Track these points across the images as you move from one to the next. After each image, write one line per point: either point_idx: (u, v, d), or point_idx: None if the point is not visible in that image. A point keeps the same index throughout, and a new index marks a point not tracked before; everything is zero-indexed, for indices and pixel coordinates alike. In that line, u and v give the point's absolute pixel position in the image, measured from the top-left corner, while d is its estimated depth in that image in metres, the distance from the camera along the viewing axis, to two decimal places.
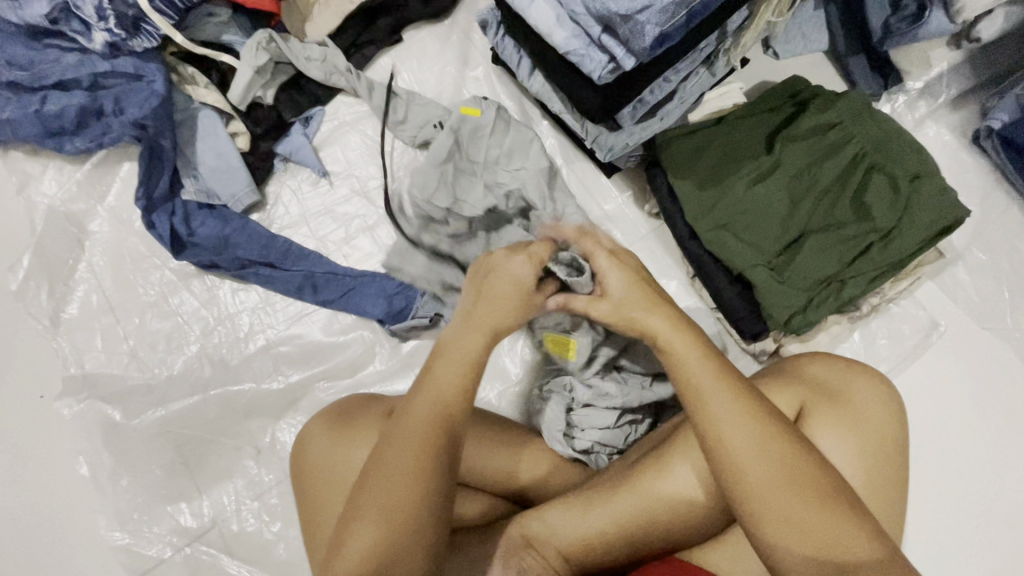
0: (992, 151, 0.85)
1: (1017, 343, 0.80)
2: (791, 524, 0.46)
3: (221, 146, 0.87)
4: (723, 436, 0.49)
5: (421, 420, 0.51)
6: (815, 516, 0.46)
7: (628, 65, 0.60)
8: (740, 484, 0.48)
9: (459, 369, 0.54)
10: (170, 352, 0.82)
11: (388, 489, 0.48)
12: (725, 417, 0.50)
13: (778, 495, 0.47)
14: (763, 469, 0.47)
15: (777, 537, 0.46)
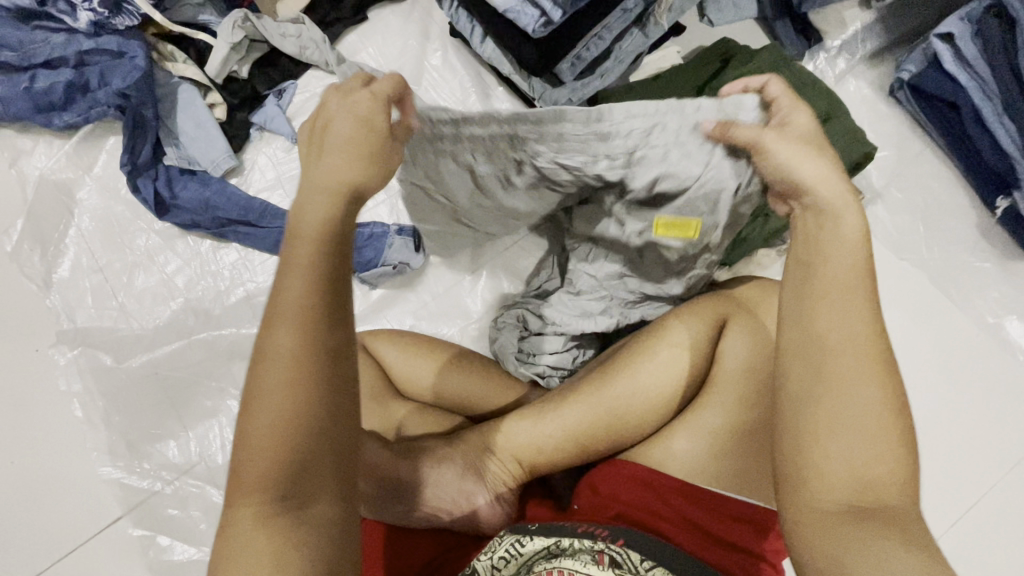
0: (905, 100, 0.94)
1: (927, 270, 0.90)
2: (854, 450, 0.43)
3: (200, 117, 0.94)
4: (826, 334, 0.46)
5: (293, 304, 0.40)
6: (878, 449, 0.43)
7: (557, 17, 0.69)
8: (829, 394, 0.45)
9: (321, 218, 0.43)
10: (157, 305, 0.89)
11: (273, 395, 0.38)
12: (832, 323, 0.46)
13: (849, 413, 0.44)
14: (858, 389, 0.44)
15: (831, 459, 0.44)
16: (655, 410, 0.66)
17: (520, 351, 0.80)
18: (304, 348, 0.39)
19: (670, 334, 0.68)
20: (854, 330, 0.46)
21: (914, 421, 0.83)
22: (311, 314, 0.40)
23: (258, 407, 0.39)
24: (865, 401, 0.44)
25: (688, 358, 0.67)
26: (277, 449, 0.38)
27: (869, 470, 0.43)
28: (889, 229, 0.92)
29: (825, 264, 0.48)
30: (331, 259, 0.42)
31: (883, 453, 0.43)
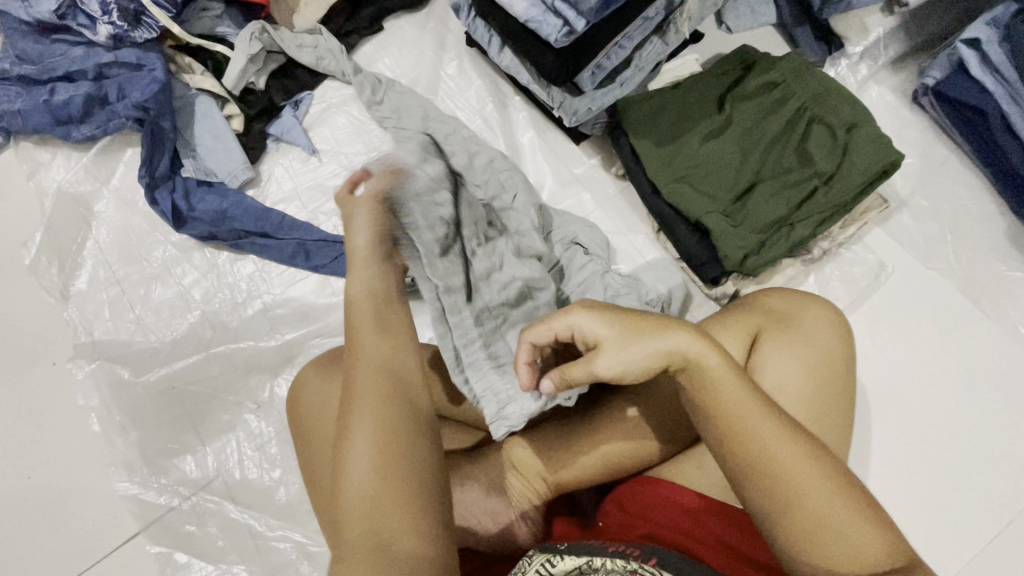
0: (930, 106, 0.93)
1: (956, 279, 0.88)
2: (838, 532, 0.47)
3: (218, 128, 0.93)
4: (762, 450, 0.48)
5: (368, 388, 0.54)
6: (843, 521, 0.47)
7: (580, 25, 0.68)
8: (787, 493, 0.48)
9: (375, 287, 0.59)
10: (174, 318, 0.88)
11: (364, 456, 0.51)
12: (769, 436, 0.49)
13: (822, 505, 0.47)
14: (811, 479, 0.48)
15: (819, 547, 0.47)
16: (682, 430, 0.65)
17: None
18: (385, 399, 0.54)
19: None
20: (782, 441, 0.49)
21: (947, 435, 0.81)
22: (388, 361, 0.56)
23: (353, 474, 0.51)
24: (824, 496, 0.47)
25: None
26: (375, 493, 0.50)
27: (856, 552, 0.47)
28: (916, 237, 0.90)
29: (716, 401, 0.50)
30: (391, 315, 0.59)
31: (859, 533, 0.47)
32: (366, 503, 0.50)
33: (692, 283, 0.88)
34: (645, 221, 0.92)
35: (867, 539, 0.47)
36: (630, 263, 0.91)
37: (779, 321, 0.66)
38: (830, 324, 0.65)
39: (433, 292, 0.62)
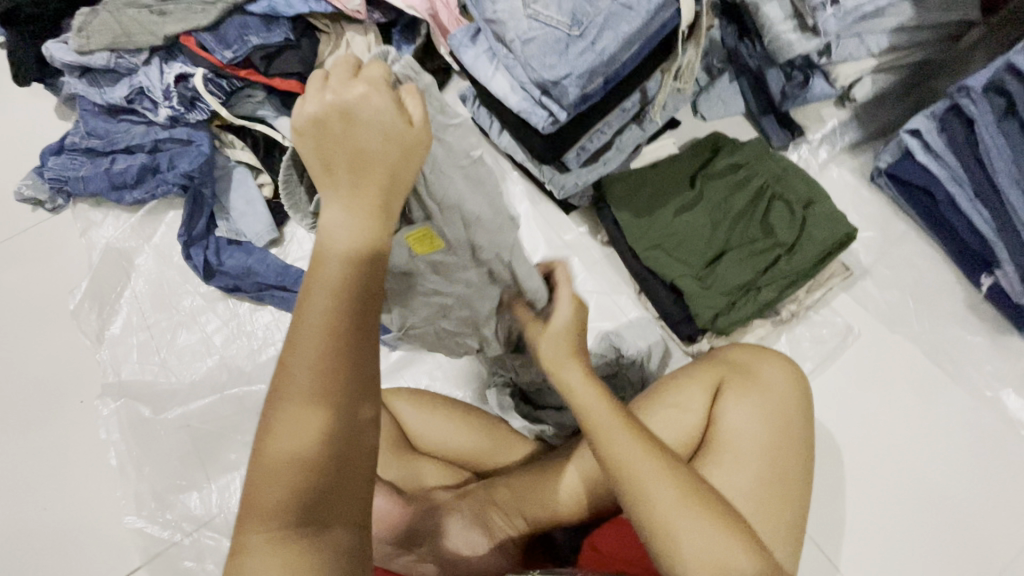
0: (885, 186, 1.03)
1: (921, 343, 0.94)
2: (700, 535, 0.54)
3: (250, 195, 1.06)
4: (623, 463, 0.57)
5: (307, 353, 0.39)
6: (707, 528, 0.54)
7: (562, 116, 0.80)
8: (648, 502, 0.55)
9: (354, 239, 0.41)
10: (195, 361, 0.97)
11: (287, 435, 0.39)
12: (630, 450, 0.57)
13: (678, 517, 0.55)
14: (665, 491, 0.55)
15: (688, 554, 0.54)
16: None
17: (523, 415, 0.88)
18: (323, 404, 0.39)
19: (667, 400, 0.72)
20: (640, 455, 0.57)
21: (918, 491, 0.84)
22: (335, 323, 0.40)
23: (259, 477, 0.39)
24: (689, 512, 0.55)
25: (686, 423, 0.70)
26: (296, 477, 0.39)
27: (721, 560, 0.54)
28: (881, 303, 0.97)
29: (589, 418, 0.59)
30: (367, 296, 0.41)
31: (711, 531, 0.54)
32: (271, 509, 0.38)
33: (670, 340, 0.95)
34: (628, 283, 1.01)
35: (727, 546, 0.55)
36: (613, 321, 0.99)
37: (741, 372, 0.72)
38: (787, 377, 0.72)
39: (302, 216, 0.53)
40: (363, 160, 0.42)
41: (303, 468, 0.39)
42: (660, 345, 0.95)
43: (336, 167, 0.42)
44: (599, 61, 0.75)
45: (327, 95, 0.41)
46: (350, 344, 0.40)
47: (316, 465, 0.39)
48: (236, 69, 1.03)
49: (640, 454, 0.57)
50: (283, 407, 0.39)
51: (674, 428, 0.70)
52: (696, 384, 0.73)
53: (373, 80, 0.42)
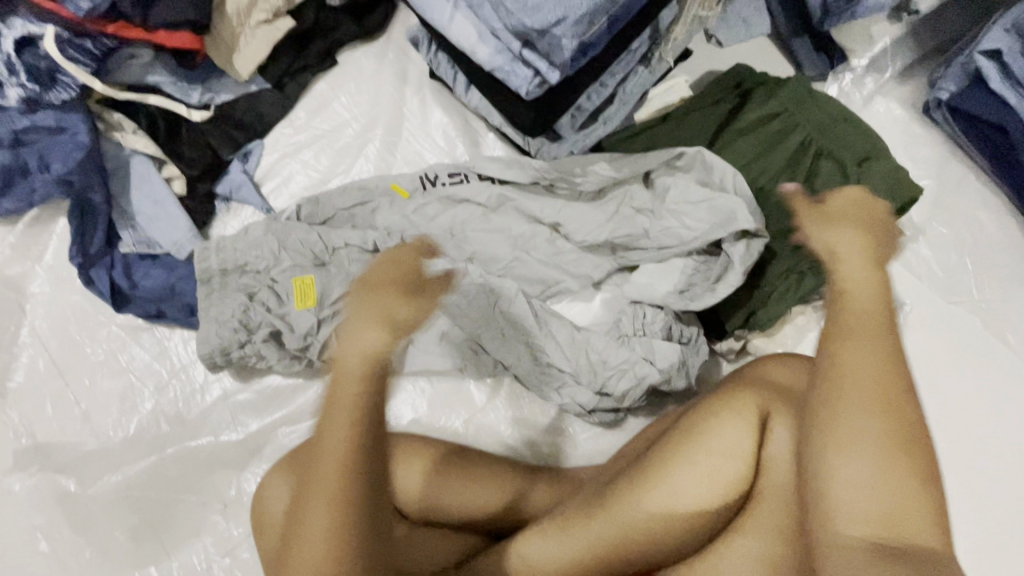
0: (942, 121, 0.84)
1: (983, 313, 0.81)
2: (867, 486, 0.44)
3: (157, 193, 0.84)
4: (830, 411, 0.46)
5: (320, 482, 0.52)
6: (897, 502, 0.44)
7: (553, 78, 0.58)
8: (841, 461, 0.45)
9: (350, 380, 0.54)
10: (124, 413, 0.79)
11: (314, 540, 0.51)
12: (852, 398, 0.46)
13: (862, 464, 0.44)
14: (862, 463, 0.44)
15: (838, 511, 0.45)
16: (697, 524, 0.58)
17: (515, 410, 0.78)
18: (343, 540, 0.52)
19: (708, 443, 0.58)
20: (876, 370, 0.46)
21: (991, 490, 0.74)
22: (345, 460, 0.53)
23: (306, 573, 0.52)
24: (866, 457, 0.44)
25: (739, 451, 0.58)
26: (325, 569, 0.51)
27: (878, 519, 0.44)
28: (936, 269, 0.83)
29: (843, 355, 0.47)
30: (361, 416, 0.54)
31: (903, 503, 0.44)
32: None
33: None
34: None
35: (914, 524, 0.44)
36: None
37: (794, 398, 0.59)
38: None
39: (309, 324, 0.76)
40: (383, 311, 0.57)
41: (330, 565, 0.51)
42: None
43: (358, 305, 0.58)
44: None
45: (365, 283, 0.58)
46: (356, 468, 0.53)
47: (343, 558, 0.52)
48: (102, 24, 0.77)
49: (858, 401, 0.45)
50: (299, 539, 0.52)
51: (713, 476, 0.57)
52: (739, 417, 0.58)
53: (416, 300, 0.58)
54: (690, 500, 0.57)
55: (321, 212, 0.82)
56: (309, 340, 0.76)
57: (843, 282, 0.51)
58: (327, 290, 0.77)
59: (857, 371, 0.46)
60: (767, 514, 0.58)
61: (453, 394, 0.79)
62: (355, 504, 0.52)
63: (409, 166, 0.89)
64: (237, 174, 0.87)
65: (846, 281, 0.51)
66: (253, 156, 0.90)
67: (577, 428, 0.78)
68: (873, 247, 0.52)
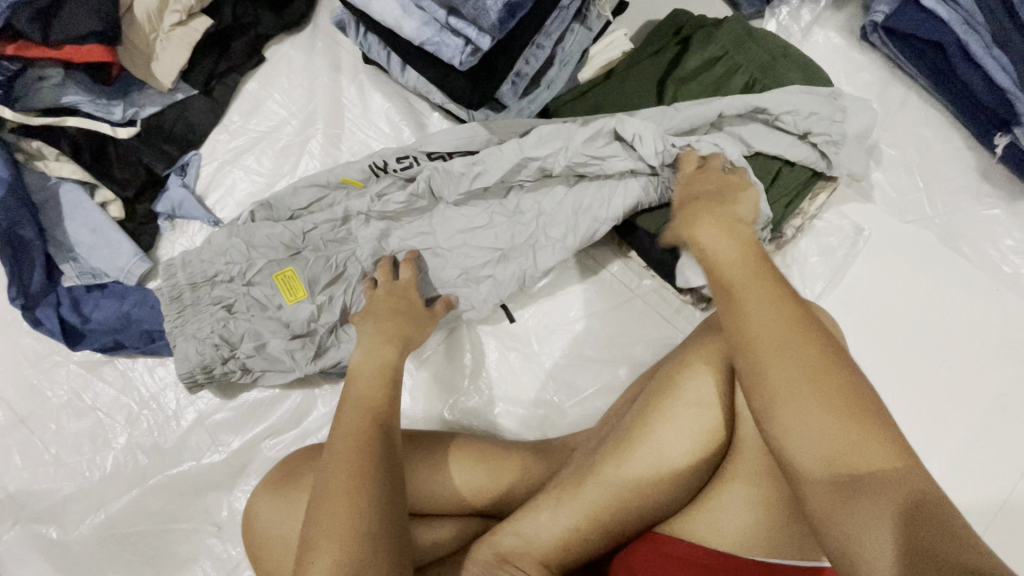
0: (880, 44, 0.85)
1: (939, 228, 0.83)
2: (814, 437, 0.38)
3: (94, 220, 0.80)
4: (751, 348, 0.41)
5: (340, 442, 0.54)
6: (843, 422, 0.38)
7: (485, 44, 0.56)
8: (768, 397, 0.40)
9: (373, 381, 0.60)
10: (98, 451, 0.77)
11: (331, 495, 0.50)
12: (758, 314, 0.42)
13: (804, 426, 0.38)
14: (794, 387, 0.39)
15: (794, 457, 0.39)
16: (688, 477, 0.58)
17: (497, 392, 0.78)
18: (353, 497, 0.50)
19: (684, 396, 0.59)
20: (767, 308, 0.42)
21: (964, 395, 0.77)
22: (374, 407, 0.57)
23: (318, 542, 0.49)
24: (796, 376, 0.39)
25: (710, 400, 0.58)
26: (337, 546, 0.48)
27: (831, 477, 0.38)
28: (888, 192, 0.85)
29: (740, 310, 0.43)
30: (377, 384, 0.60)
31: (845, 429, 0.38)
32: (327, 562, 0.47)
33: (666, 290, 0.80)
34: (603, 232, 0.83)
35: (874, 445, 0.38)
36: (599, 285, 0.81)
37: None
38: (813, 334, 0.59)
39: (303, 316, 0.75)
40: (392, 321, 0.67)
41: (348, 523, 0.49)
42: (655, 300, 0.81)
43: (376, 314, 0.68)
44: None
45: (390, 297, 0.71)
46: (376, 431, 0.55)
47: (362, 513, 0.49)
48: (1, 45, 0.73)
49: (766, 318, 0.41)
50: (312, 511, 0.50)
51: (694, 426, 0.58)
52: (708, 367, 0.59)
53: (413, 309, 0.70)
54: (677, 451, 0.58)
55: (283, 205, 0.80)
56: (314, 327, 0.75)
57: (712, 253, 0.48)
58: (314, 277, 0.75)
59: (762, 328, 0.41)
60: (754, 457, 0.57)
61: (435, 381, 0.79)
62: (377, 483, 0.51)
63: (357, 157, 0.86)
64: (177, 190, 0.83)
65: (720, 240, 0.49)
66: (191, 169, 0.85)
67: (563, 395, 0.78)
68: (710, 208, 0.52)
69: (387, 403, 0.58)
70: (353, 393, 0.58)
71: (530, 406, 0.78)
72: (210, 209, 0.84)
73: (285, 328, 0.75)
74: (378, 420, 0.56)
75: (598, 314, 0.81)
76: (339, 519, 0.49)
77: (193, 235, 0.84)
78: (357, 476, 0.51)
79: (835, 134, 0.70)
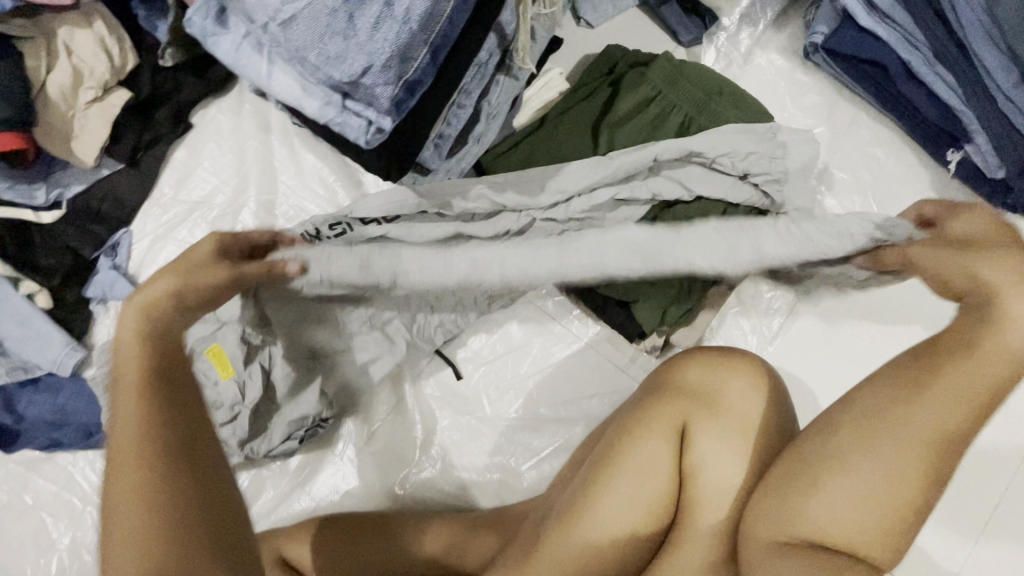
0: (823, 64, 0.82)
1: None
2: (854, 516, 0.44)
3: (21, 312, 0.77)
4: (853, 420, 0.45)
5: (120, 445, 0.40)
6: (887, 512, 0.43)
7: (387, 125, 0.54)
8: (839, 463, 0.45)
9: (137, 345, 0.44)
10: (42, 553, 0.74)
11: (123, 516, 0.38)
12: (914, 387, 0.43)
13: (849, 483, 0.44)
14: (868, 470, 0.44)
15: (820, 524, 0.44)
16: (632, 550, 0.56)
17: (451, 459, 0.76)
18: (150, 523, 0.38)
19: (625, 465, 0.57)
20: (938, 394, 0.42)
21: None
22: (142, 390, 0.42)
23: None
24: (882, 465, 0.43)
25: (658, 470, 0.56)
26: None
27: (839, 536, 0.44)
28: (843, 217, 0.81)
29: (901, 378, 0.44)
30: (149, 346, 0.44)
31: (879, 516, 0.43)
32: None
33: (619, 339, 0.77)
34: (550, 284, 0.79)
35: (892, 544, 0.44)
36: (550, 337, 0.78)
37: (707, 405, 0.57)
38: (762, 401, 0.57)
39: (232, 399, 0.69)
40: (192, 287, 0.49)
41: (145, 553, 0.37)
42: (608, 350, 0.78)
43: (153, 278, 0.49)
44: (411, 31, 0.51)
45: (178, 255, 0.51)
46: (152, 421, 0.40)
47: (164, 533, 0.38)
48: None
49: (907, 399, 0.43)
50: (108, 535, 0.38)
51: (637, 499, 0.56)
52: (653, 434, 0.57)
53: (199, 259, 0.51)
54: (621, 526, 0.55)
55: None
56: (239, 410, 0.69)
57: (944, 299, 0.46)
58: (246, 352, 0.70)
59: (916, 399, 0.43)
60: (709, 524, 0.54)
61: (386, 454, 0.76)
62: (177, 492, 0.39)
63: (292, 221, 0.83)
64: (107, 272, 0.80)
65: (948, 261, 0.45)
66: (120, 248, 0.83)
67: (519, 457, 0.75)
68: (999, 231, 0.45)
69: (171, 372, 0.43)
70: (119, 374, 0.43)
71: (485, 473, 0.75)
72: (143, 289, 0.81)
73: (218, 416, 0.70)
74: (159, 399, 0.41)
75: (551, 368, 0.78)
76: (136, 542, 0.37)
77: (127, 317, 0.81)
78: (144, 508, 0.38)
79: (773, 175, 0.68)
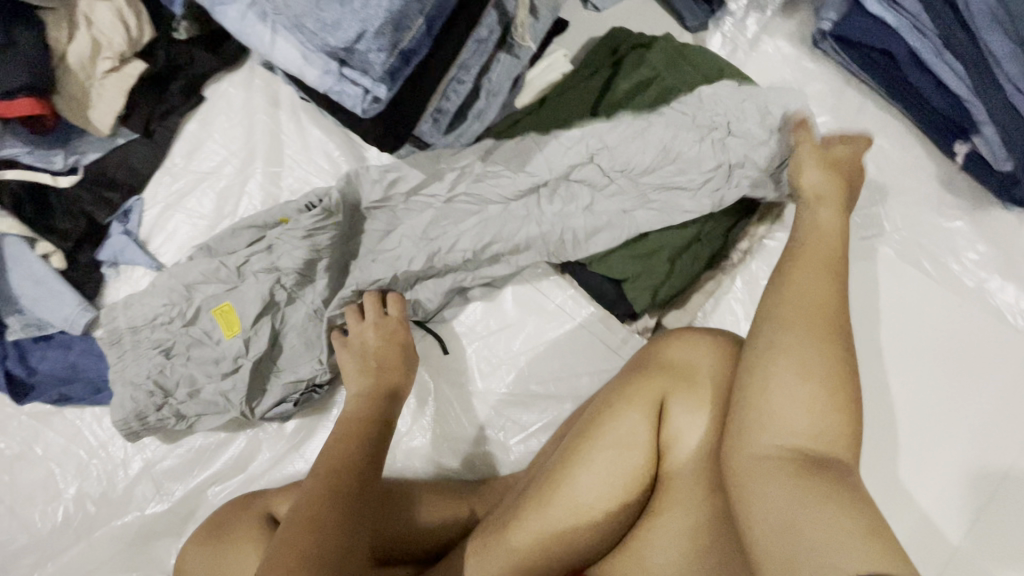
0: (830, 52, 0.81)
1: (899, 243, 0.79)
2: (795, 406, 0.46)
3: (36, 272, 0.80)
4: (763, 327, 0.50)
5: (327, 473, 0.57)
6: (826, 403, 0.46)
7: (382, 93, 0.56)
8: (766, 363, 0.48)
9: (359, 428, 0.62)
10: (48, 502, 0.78)
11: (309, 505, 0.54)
12: (801, 288, 0.50)
13: (790, 384, 0.46)
14: (794, 362, 0.47)
15: (768, 425, 0.46)
16: (610, 518, 0.56)
17: (441, 431, 0.77)
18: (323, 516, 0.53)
19: (604, 438, 0.57)
20: (817, 295, 0.50)
21: (937, 417, 0.73)
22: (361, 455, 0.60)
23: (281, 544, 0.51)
24: (801, 353, 0.47)
25: (636, 439, 0.56)
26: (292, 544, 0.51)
27: (790, 433, 0.45)
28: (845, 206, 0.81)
29: (797, 286, 0.50)
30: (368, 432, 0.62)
31: (820, 406, 0.45)
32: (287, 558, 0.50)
33: (612, 319, 0.78)
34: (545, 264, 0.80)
35: (839, 435, 0.45)
36: (544, 315, 0.79)
37: (684, 378, 0.58)
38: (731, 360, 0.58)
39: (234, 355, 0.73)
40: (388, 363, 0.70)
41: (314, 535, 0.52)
42: (601, 330, 0.78)
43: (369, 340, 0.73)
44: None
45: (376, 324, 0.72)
46: (358, 472, 0.58)
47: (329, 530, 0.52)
48: None
49: (801, 298, 0.50)
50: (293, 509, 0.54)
51: (614, 467, 0.56)
52: (629, 403, 0.57)
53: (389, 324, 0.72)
54: (599, 495, 0.56)
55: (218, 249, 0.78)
56: (241, 362, 0.73)
57: (811, 238, 0.55)
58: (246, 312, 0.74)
59: (803, 297, 0.50)
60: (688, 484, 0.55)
61: None
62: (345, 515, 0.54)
63: (297, 194, 0.85)
64: (120, 237, 0.84)
65: (816, 217, 0.58)
66: (133, 214, 0.86)
67: (508, 432, 0.77)
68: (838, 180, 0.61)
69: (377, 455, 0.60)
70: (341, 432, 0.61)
71: (474, 445, 0.76)
72: (153, 255, 0.84)
73: (218, 373, 0.74)
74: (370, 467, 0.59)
75: (543, 346, 0.79)
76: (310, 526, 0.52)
77: (137, 281, 0.85)
78: (325, 510, 0.54)
79: (763, 163, 0.69)
